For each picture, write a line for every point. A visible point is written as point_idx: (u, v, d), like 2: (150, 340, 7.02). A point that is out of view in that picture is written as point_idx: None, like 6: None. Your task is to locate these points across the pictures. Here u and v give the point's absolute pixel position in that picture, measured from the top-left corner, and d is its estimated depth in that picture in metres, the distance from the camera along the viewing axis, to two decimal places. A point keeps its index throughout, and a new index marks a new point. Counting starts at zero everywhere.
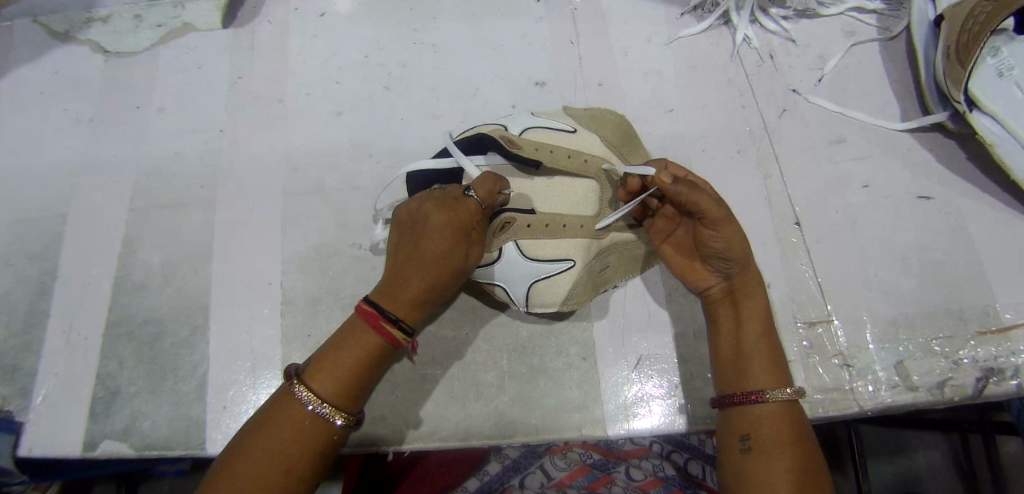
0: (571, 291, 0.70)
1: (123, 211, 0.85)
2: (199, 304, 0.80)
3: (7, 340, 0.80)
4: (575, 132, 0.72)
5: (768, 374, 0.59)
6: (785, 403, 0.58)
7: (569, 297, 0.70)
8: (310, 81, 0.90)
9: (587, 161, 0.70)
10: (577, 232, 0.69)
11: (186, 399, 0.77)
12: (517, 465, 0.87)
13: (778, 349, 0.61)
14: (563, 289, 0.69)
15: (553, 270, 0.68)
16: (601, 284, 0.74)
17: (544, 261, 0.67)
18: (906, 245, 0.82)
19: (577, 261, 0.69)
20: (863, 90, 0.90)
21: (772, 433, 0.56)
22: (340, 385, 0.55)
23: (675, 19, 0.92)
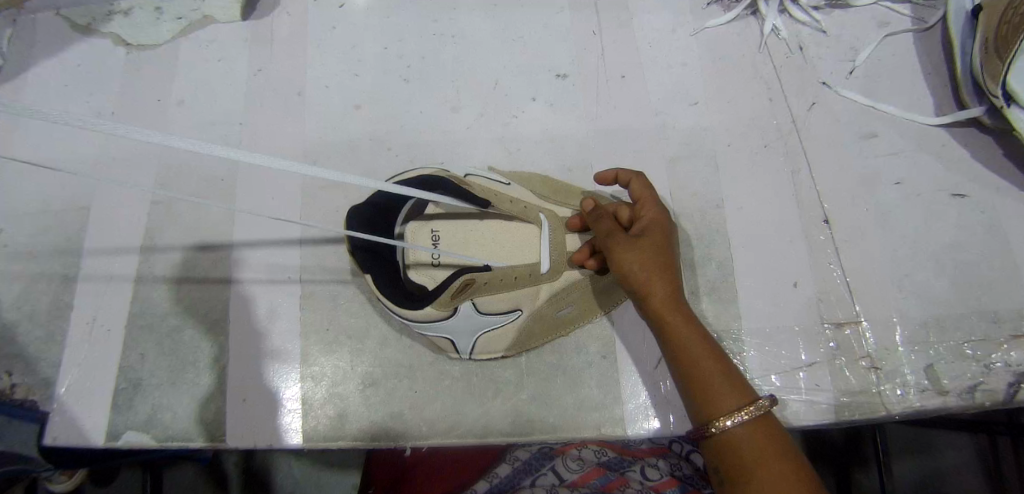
0: (516, 339, 0.73)
1: (143, 203, 0.85)
2: (219, 296, 0.80)
3: (32, 331, 0.81)
4: (509, 185, 0.74)
5: (716, 402, 0.54)
6: (756, 419, 0.53)
7: (515, 343, 0.73)
8: (328, 74, 0.89)
9: (527, 207, 0.69)
10: (526, 283, 0.68)
11: (206, 391, 0.77)
12: (528, 467, 0.82)
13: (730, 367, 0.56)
14: (508, 336, 0.72)
15: (499, 322, 0.70)
16: (558, 328, 0.74)
17: (493, 315, 0.69)
18: (939, 245, 0.80)
19: (525, 310, 0.71)
20: (895, 83, 0.87)
21: (728, 464, 0.52)
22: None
23: (700, 9, 0.90)
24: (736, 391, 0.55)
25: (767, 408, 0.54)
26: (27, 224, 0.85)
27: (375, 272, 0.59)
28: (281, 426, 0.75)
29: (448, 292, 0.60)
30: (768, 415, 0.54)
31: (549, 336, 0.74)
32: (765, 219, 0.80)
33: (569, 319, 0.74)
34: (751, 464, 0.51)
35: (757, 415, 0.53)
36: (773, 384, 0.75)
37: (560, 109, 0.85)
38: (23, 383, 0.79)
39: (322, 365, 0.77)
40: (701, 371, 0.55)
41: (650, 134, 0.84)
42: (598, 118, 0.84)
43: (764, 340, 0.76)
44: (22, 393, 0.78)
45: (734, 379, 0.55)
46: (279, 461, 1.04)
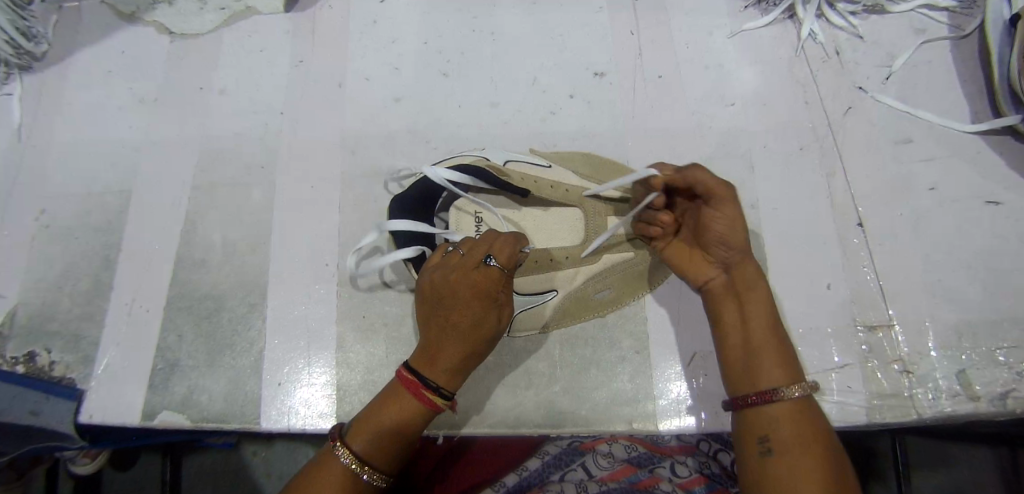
0: (554, 317, 0.75)
1: (184, 189, 0.87)
2: (257, 281, 0.82)
3: (72, 310, 0.83)
4: (549, 167, 0.79)
5: (780, 371, 0.56)
6: (796, 400, 0.54)
7: (552, 322, 0.75)
8: (369, 66, 0.90)
9: (569, 191, 0.75)
10: (562, 265, 0.74)
11: (242, 373, 0.78)
12: (558, 462, 0.82)
13: (782, 339, 0.58)
14: (544, 315, 0.75)
15: (536, 300, 0.74)
16: (599, 309, 0.76)
17: (530, 294, 0.74)
18: (973, 251, 0.80)
19: (560, 290, 0.74)
20: (931, 89, 0.87)
21: (793, 433, 0.53)
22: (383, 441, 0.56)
23: (738, 12, 0.90)
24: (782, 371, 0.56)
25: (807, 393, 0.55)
26: (72, 207, 0.88)
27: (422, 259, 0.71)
28: (315, 410, 0.76)
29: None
30: (807, 399, 0.55)
31: (588, 316, 0.76)
32: (799, 220, 0.81)
33: (606, 302, 0.76)
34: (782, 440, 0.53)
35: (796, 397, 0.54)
36: None
37: (598, 106, 0.86)
38: (62, 360, 0.81)
39: (357, 352, 0.78)
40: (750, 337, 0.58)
41: (686, 133, 0.84)
42: (635, 117, 0.85)
43: (796, 340, 0.76)
44: (60, 371, 0.80)
45: (782, 357, 0.57)
46: (300, 452, 1.05)
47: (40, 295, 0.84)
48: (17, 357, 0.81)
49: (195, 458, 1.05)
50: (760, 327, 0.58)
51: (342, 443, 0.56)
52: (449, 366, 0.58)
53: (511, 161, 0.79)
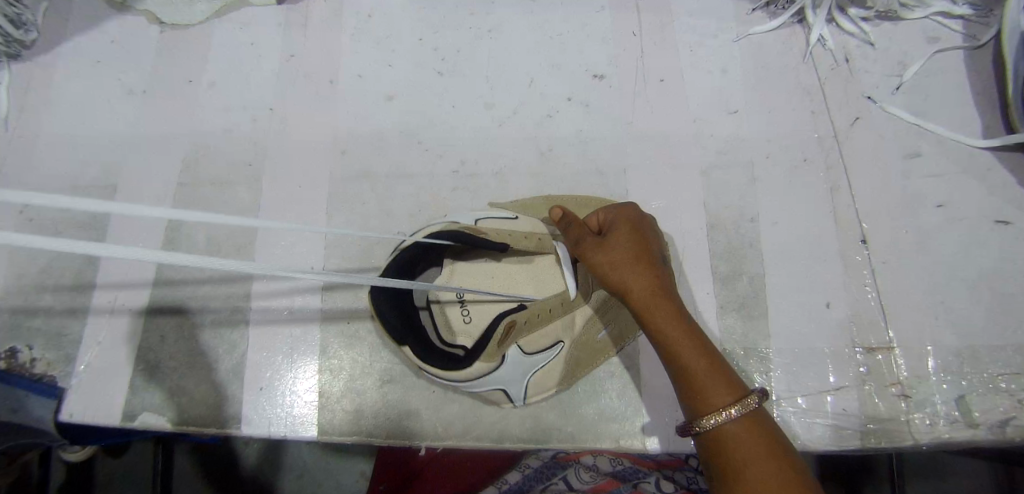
0: (565, 371, 0.70)
1: (170, 186, 0.85)
2: (241, 282, 0.80)
3: (55, 306, 0.82)
4: (516, 217, 0.71)
5: (710, 398, 0.52)
6: (740, 420, 0.50)
7: (563, 376, 0.70)
8: (361, 63, 0.88)
9: (541, 239, 0.67)
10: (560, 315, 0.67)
11: (224, 377, 0.77)
12: (540, 475, 0.81)
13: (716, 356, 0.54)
14: (557, 372, 0.69)
15: (544, 360, 0.68)
16: (605, 350, 0.72)
17: (537, 356, 0.67)
18: (978, 272, 0.77)
19: (565, 341, 0.69)
20: (942, 101, 0.84)
21: (734, 459, 0.49)
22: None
23: (745, 15, 0.87)
24: (724, 390, 0.52)
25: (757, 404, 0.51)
26: (57, 200, 0.86)
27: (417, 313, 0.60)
28: (298, 414, 0.75)
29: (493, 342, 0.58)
30: (756, 410, 0.51)
31: (598, 361, 0.72)
32: (800, 236, 0.78)
33: (609, 341, 0.72)
34: (735, 461, 0.49)
35: (749, 411, 0.51)
36: (800, 406, 0.73)
37: (596, 110, 0.83)
38: (43, 357, 0.80)
39: (341, 358, 0.76)
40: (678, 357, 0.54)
41: (686, 141, 0.81)
42: (634, 122, 0.82)
43: (792, 360, 0.74)
44: (42, 368, 0.79)
45: (717, 376, 0.53)
46: (291, 445, 1.04)
47: (23, 290, 0.83)
48: None
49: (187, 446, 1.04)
50: (683, 350, 0.54)
51: None
52: None
53: (479, 218, 0.70)
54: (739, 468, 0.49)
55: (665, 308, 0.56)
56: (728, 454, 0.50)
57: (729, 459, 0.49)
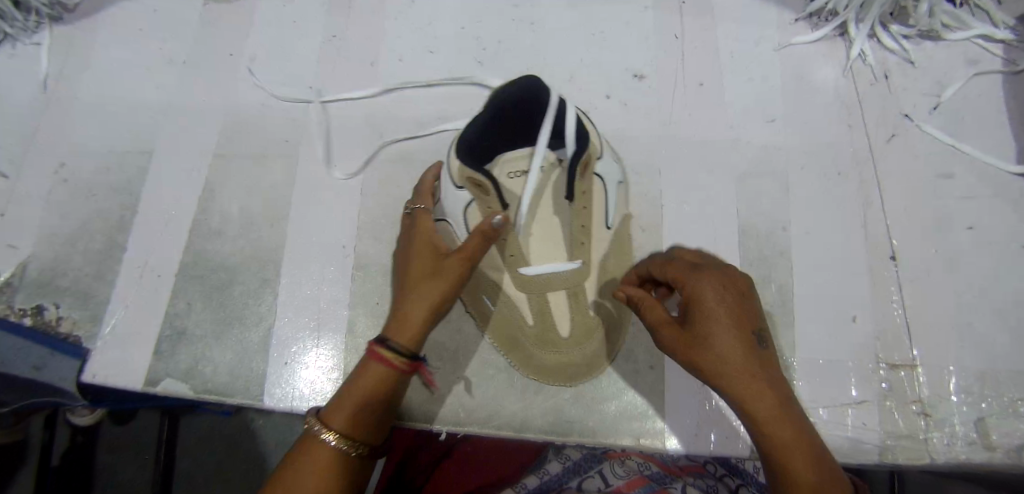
0: (496, 337, 0.73)
1: (206, 156, 0.86)
2: (272, 257, 0.80)
3: (84, 267, 0.83)
4: (609, 227, 0.74)
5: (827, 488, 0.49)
6: None
7: (492, 333, 0.73)
8: (403, 47, 0.88)
9: (583, 244, 0.71)
10: (515, 264, 0.71)
11: (250, 349, 0.77)
12: (577, 468, 0.81)
13: (819, 445, 0.52)
14: (491, 317, 0.73)
15: (488, 294, 0.73)
16: (542, 344, 0.71)
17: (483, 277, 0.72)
18: (1004, 296, 0.77)
19: (514, 299, 0.72)
20: (980, 124, 0.83)
21: None
22: (354, 418, 0.56)
23: (788, 24, 0.87)
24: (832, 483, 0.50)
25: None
26: (93, 163, 0.87)
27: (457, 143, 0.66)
28: (297, 391, 0.75)
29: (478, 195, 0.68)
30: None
31: (528, 345, 0.71)
32: (830, 248, 0.78)
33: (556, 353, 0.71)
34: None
35: None
36: (820, 416, 0.73)
37: (633, 109, 0.83)
38: (70, 317, 0.80)
39: (366, 338, 0.77)
40: (786, 457, 0.50)
41: (722, 147, 0.82)
42: (671, 124, 0.83)
43: (815, 371, 0.74)
44: (68, 328, 0.80)
45: (825, 467, 0.50)
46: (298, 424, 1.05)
47: (53, 250, 0.84)
48: (25, 308, 0.81)
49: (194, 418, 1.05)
50: (792, 443, 0.50)
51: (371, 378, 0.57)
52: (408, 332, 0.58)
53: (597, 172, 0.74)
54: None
55: (777, 411, 0.51)
56: None
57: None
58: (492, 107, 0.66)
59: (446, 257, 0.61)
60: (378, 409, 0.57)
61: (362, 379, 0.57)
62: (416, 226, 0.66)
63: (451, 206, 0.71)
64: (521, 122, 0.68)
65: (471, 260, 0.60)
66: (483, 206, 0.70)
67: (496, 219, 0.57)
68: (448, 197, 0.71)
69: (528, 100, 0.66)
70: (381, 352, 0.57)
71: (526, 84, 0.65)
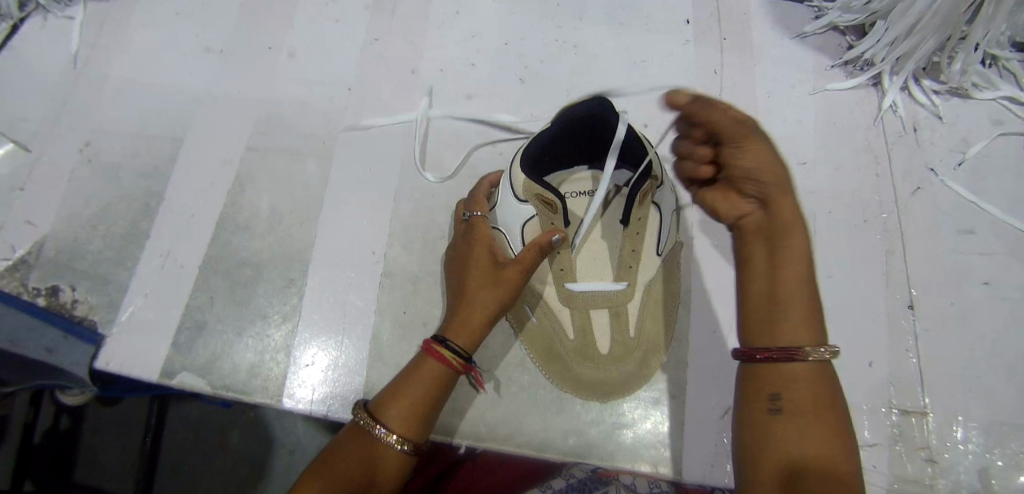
0: (537, 350, 0.74)
1: (238, 148, 0.85)
2: (300, 256, 0.80)
3: (104, 251, 0.81)
4: (659, 255, 0.75)
5: (805, 336, 0.63)
6: (815, 364, 0.62)
7: (534, 346, 0.74)
8: (444, 57, 0.89)
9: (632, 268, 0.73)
10: (563, 280, 0.72)
11: (271, 347, 0.77)
12: None
13: (813, 304, 0.65)
14: (534, 331, 0.74)
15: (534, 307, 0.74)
16: (585, 360, 0.72)
17: (531, 291, 0.74)
18: (1016, 352, 0.79)
19: (559, 316, 0.73)
20: (1000, 183, 0.86)
21: (808, 391, 0.61)
22: (407, 412, 0.61)
23: (823, 70, 0.90)
24: (807, 333, 0.64)
25: (824, 358, 0.62)
26: (121, 146, 0.86)
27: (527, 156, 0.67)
28: (315, 395, 0.75)
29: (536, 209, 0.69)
30: (828, 361, 0.63)
31: (569, 361, 0.72)
32: (851, 293, 0.80)
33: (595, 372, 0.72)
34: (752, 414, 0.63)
35: (818, 361, 0.62)
36: None
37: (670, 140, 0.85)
38: (86, 301, 0.79)
39: (389, 346, 0.76)
40: (787, 290, 0.65)
41: None
42: None
43: None
44: (84, 311, 0.78)
45: (806, 320, 0.64)
46: (287, 419, 1.03)
47: (73, 230, 0.82)
48: (39, 288, 0.79)
49: (183, 405, 1.03)
50: (790, 283, 0.66)
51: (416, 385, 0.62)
52: (465, 336, 0.64)
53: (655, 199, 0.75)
54: (786, 418, 0.61)
55: (799, 260, 0.66)
56: (788, 389, 0.62)
57: (779, 470, 0.59)
58: (561, 125, 0.67)
59: (503, 267, 0.64)
60: (430, 404, 0.62)
61: (418, 375, 0.62)
62: (473, 234, 0.69)
63: (509, 217, 0.71)
64: (585, 142, 0.70)
65: (527, 272, 0.64)
66: (545, 222, 0.70)
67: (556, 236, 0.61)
68: (506, 208, 0.71)
69: (599, 121, 0.66)
70: (440, 351, 0.62)
71: (597, 104, 0.65)
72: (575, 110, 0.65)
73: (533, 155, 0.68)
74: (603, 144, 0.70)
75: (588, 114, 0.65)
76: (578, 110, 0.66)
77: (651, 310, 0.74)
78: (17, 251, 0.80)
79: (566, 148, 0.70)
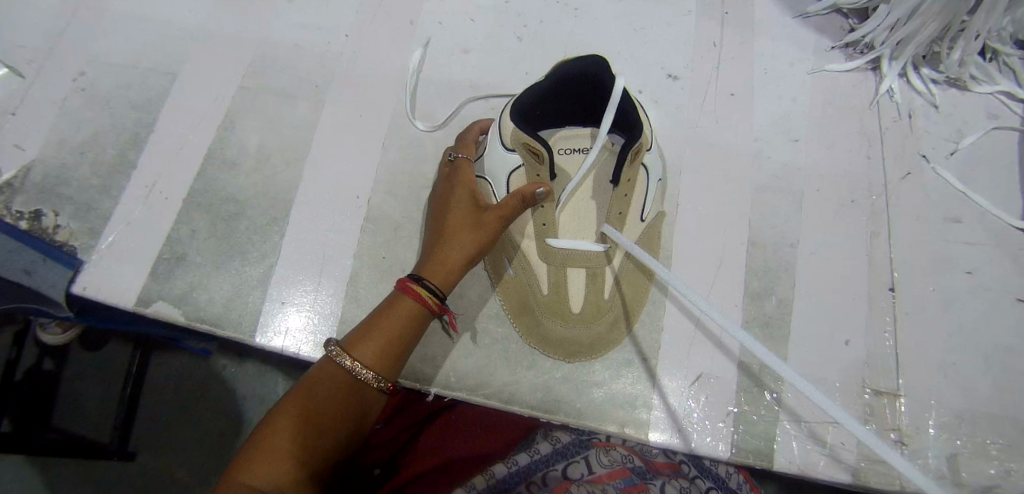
0: (511, 304, 0.73)
1: (230, 87, 0.85)
2: (284, 196, 0.80)
3: (89, 179, 0.81)
4: (644, 221, 0.75)
5: None
6: None
7: (507, 299, 0.74)
8: (444, 11, 0.88)
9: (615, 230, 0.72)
10: (544, 235, 0.71)
11: (248, 283, 0.77)
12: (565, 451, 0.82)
13: None
14: (510, 283, 0.73)
15: (512, 258, 0.73)
16: (556, 317, 0.72)
17: (511, 243, 0.73)
18: (992, 343, 0.78)
19: (536, 270, 0.72)
20: (992, 176, 0.85)
21: None
22: (382, 348, 0.60)
23: (823, 51, 0.90)
24: None
25: None
26: (114, 76, 0.85)
27: (518, 106, 0.68)
28: (289, 333, 0.75)
29: (525, 159, 0.69)
30: None
31: (541, 317, 0.72)
32: (833, 272, 0.79)
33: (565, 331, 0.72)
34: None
35: None
36: (802, 431, 0.73)
37: (664, 108, 0.84)
38: (67, 226, 0.79)
39: (366, 291, 0.76)
40: None
41: (744, 158, 0.83)
42: (697, 128, 0.84)
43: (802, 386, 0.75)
44: (64, 236, 0.78)
45: None
46: (268, 377, 1.02)
47: (60, 157, 0.82)
48: (22, 212, 0.79)
49: (163, 352, 1.03)
50: None
51: (388, 319, 0.61)
52: (442, 276, 0.63)
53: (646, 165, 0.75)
54: None
55: None
56: None
57: None
58: (556, 79, 0.67)
59: (485, 211, 0.64)
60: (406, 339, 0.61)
61: (394, 311, 0.61)
62: (458, 175, 0.69)
63: (496, 165, 0.71)
64: (580, 100, 0.70)
65: (508, 217, 0.64)
66: (530, 174, 0.70)
67: (540, 190, 0.62)
68: (494, 156, 0.71)
69: (596, 80, 0.66)
70: (415, 289, 0.62)
71: (596, 63, 0.65)
72: (572, 65, 0.65)
73: (528, 105, 0.69)
74: (598, 104, 0.69)
75: (584, 72, 0.66)
76: (578, 66, 0.66)
77: (628, 275, 0.74)
78: (3, 174, 0.80)
79: (560, 104, 0.70)
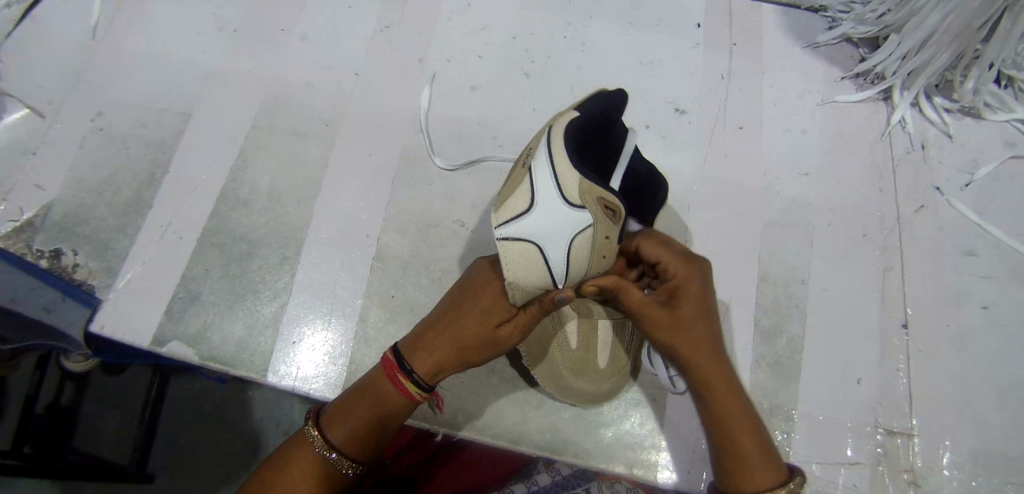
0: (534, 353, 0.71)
1: (244, 125, 0.86)
2: (297, 235, 0.81)
3: (107, 219, 0.83)
4: None
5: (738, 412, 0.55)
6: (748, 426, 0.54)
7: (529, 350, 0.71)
8: (452, 48, 0.89)
9: None
10: None
11: (261, 323, 0.78)
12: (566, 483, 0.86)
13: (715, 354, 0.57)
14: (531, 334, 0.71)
15: None
16: (581, 367, 0.72)
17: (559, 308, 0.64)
18: (1010, 380, 0.77)
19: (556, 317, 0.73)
20: (1008, 208, 0.84)
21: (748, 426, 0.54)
22: (355, 435, 0.58)
23: (833, 82, 0.89)
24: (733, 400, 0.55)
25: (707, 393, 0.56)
26: (129, 117, 0.87)
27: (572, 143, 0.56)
28: (297, 372, 0.76)
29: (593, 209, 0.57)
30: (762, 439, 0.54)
31: (563, 368, 0.72)
32: (845, 309, 0.79)
33: (590, 377, 0.72)
34: (749, 465, 0.53)
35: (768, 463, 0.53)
36: (814, 473, 0.73)
37: (672, 142, 0.84)
38: (86, 265, 0.80)
39: (376, 330, 0.77)
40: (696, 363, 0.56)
41: (754, 193, 0.83)
42: (706, 162, 0.83)
43: (813, 426, 0.74)
44: (83, 275, 0.79)
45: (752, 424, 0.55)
46: (284, 403, 1.04)
47: (78, 196, 0.83)
48: (43, 251, 0.80)
49: (177, 382, 1.04)
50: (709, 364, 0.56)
51: (356, 404, 0.59)
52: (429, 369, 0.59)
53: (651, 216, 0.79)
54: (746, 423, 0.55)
55: (703, 343, 0.57)
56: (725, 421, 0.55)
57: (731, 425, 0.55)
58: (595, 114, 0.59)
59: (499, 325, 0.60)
60: (376, 426, 0.59)
61: (369, 400, 0.59)
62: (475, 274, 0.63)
63: (554, 232, 0.56)
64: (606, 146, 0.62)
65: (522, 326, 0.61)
66: (599, 235, 0.58)
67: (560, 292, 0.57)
68: (547, 217, 0.56)
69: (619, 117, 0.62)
70: (402, 381, 0.59)
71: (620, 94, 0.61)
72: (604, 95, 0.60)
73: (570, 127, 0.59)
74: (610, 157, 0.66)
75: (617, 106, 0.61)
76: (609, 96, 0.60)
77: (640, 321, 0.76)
78: (25, 214, 0.82)
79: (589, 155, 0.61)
